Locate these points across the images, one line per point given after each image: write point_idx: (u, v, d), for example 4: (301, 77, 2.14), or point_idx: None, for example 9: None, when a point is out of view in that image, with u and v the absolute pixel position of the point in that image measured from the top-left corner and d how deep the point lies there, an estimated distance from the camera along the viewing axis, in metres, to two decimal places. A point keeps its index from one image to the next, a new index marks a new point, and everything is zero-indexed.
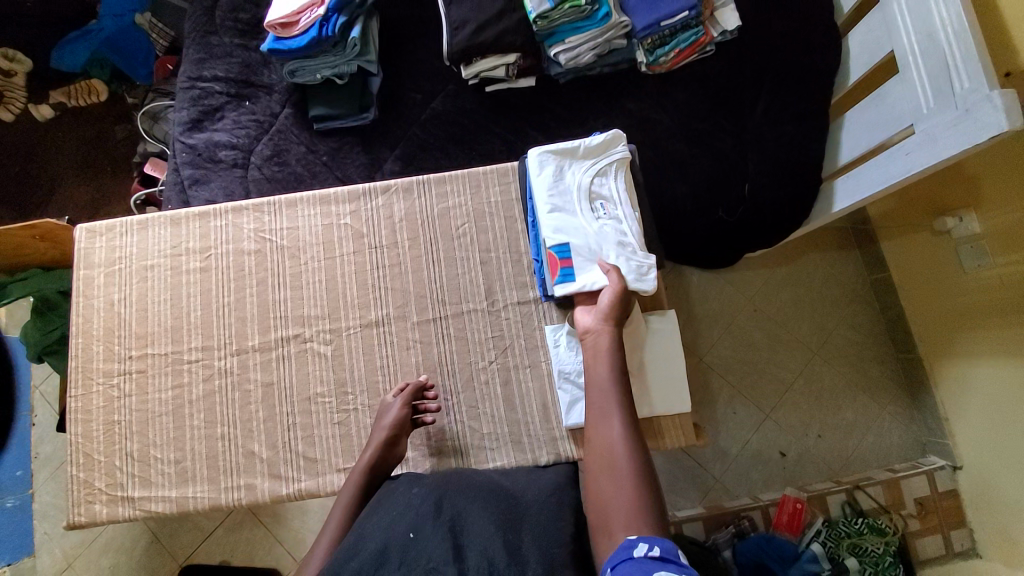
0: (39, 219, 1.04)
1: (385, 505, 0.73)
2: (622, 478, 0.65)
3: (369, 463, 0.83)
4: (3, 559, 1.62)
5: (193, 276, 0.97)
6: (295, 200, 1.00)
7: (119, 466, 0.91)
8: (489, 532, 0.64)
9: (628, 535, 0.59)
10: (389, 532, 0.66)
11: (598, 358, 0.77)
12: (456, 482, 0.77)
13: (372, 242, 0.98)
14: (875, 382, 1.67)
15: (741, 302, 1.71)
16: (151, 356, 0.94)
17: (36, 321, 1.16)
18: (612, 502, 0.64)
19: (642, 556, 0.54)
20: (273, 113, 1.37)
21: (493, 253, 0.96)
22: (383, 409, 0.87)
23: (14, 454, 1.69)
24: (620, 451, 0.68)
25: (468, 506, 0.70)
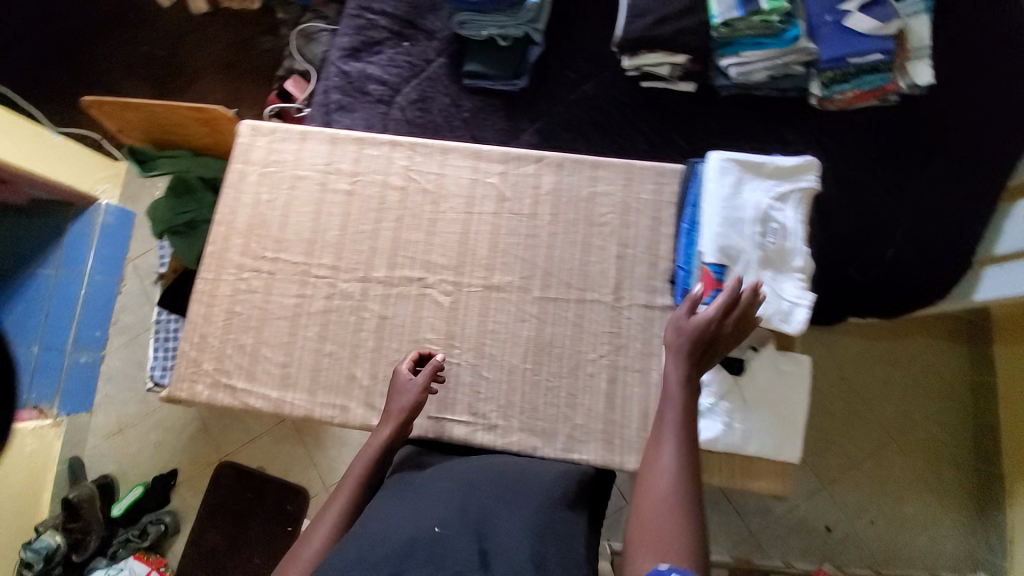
0: (211, 105, 1.06)
1: (407, 492, 0.73)
2: (669, 511, 0.61)
3: (383, 441, 0.81)
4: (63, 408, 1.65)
5: (338, 195, 0.99)
6: (448, 148, 1.00)
7: (230, 355, 0.94)
8: (518, 539, 0.64)
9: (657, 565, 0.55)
10: (413, 525, 0.65)
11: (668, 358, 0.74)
12: (482, 479, 0.76)
13: (513, 207, 0.96)
14: (946, 485, 1.55)
15: (831, 365, 1.63)
16: (282, 261, 0.97)
17: (172, 199, 1.22)
18: (654, 530, 0.60)
19: None
20: (427, 58, 1.38)
21: (630, 250, 0.93)
22: (399, 384, 0.85)
23: (97, 315, 1.74)
24: (671, 484, 0.64)
25: (495, 508, 0.69)
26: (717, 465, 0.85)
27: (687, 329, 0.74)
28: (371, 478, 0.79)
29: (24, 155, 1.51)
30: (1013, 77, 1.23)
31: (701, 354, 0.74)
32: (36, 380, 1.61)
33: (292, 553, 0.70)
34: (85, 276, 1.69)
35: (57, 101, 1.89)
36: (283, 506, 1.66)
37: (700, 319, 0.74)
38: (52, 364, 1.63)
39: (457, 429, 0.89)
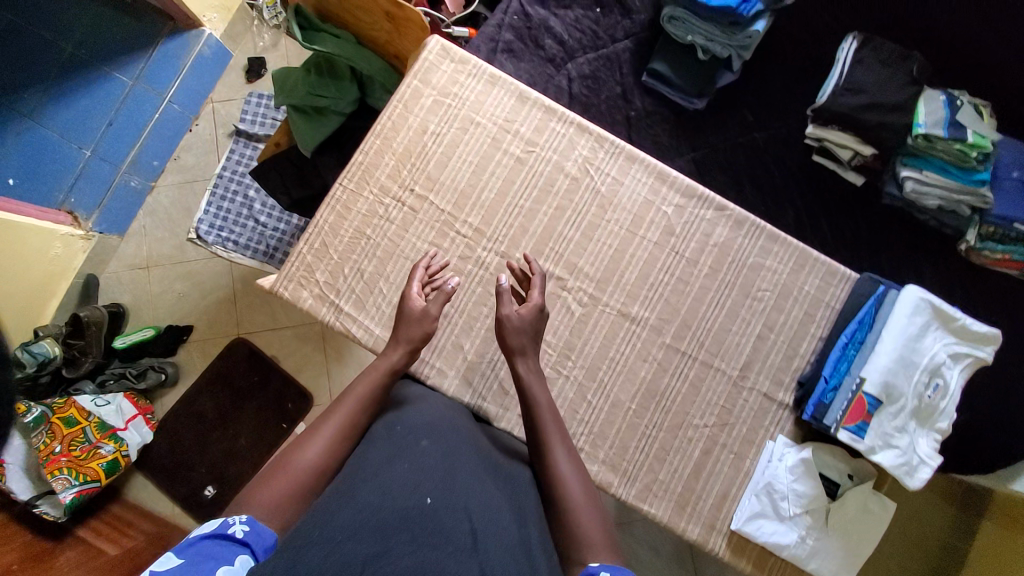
0: (409, 7, 0.91)
1: (388, 443, 0.68)
2: (584, 507, 0.67)
3: (392, 364, 0.78)
4: (98, 224, 1.56)
5: (508, 159, 0.92)
6: (636, 156, 0.92)
7: (346, 275, 0.89)
8: (506, 527, 0.61)
9: (589, 561, 0.61)
10: (399, 487, 0.59)
11: (539, 385, 0.77)
12: (472, 448, 0.73)
13: (677, 245, 0.91)
14: None
15: None
16: (429, 203, 0.91)
17: (314, 77, 1.09)
18: (580, 533, 0.65)
19: None
20: (613, 36, 1.26)
21: (773, 335, 0.91)
22: (412, 311, 0.81)
23: (158, 143, 1.61)
24: (582, 488, 0.69)
25: (482, 486, 0.65)
26: (772, 568, 0.87)
27: (518, 329, 0.79)
28: (376, 399, 0.76)
29: None
30: None
31: (534, 349, 0.80)
32: (78, 186, 1.51)
33: (284, 459, 0.67)
34: (163, 100, 1.57)
35: None
36: (279, 404, 1.60)
37: (526, 317, 0.80)
38: (102, 177, 1.54)
39: None
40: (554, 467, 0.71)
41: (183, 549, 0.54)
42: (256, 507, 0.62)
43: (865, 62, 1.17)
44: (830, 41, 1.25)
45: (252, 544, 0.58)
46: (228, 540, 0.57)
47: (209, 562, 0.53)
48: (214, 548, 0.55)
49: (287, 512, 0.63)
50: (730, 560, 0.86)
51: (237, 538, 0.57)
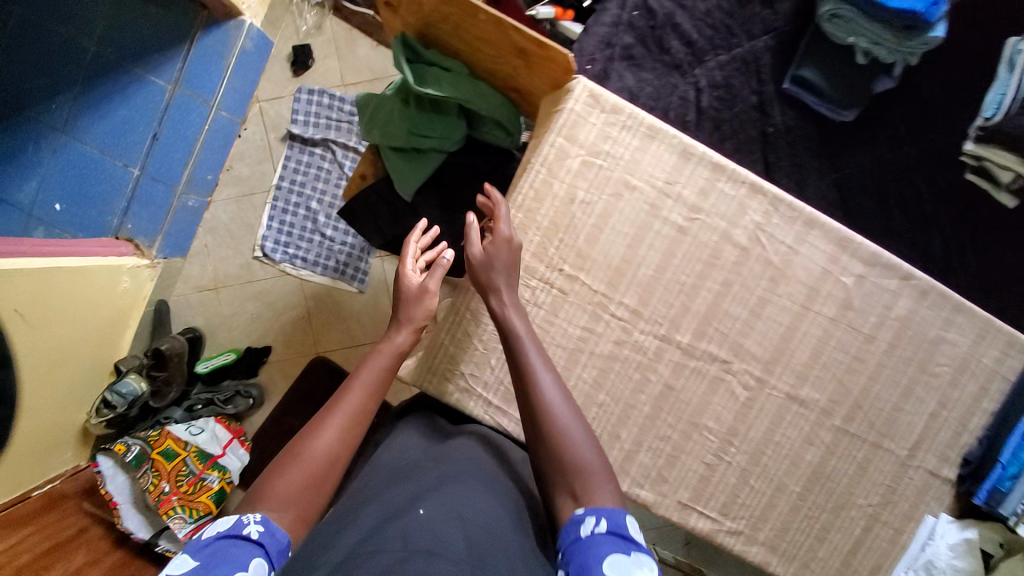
0: (555, 45, 0.76)
1: (396, 476, 0.73)
2: (579, 439, 0.71)
3: (399, 346, 0.79)
4: (161, 249, 1.45)
5: (668, 228, 0.81)
6: (816, 221, 0.82)
7: (494, 366, 0.83)
8: (502, 527, 0.65)
9: (576, 510, 0.67)
10: (390, 513, 0.62)
11: (516, 323, 0.75)
12: (461, 458, 0.76)
13: (853, 320, 0.83)
14: None
15: None
16: (580, 282, 0.82)
17: (422, 116, 0.96)
18: (570, 470, 0.69)
19: (597, 534, 0.63)
20: (749, 31, 1.08)
21: (946, 412, 0.86)
22: (410, 288, 0.81)
23: (211, 154, 1.46)
24: (572, 423, 0.71)
25: (473, 489, 0.68)
26: None
27: (488, 258, 0.76)
28: (381, 386, 0.76)
29: None
30: None
31: (508, 280, 0.77)
32: (134, 210, 1.38)
33: (295, 448, 0.69)
34: (212, 108, 1.40)
35: None
36: None
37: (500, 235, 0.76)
38: (159, 200, 1.40)
39: (703, 522, 0.84)
40: (539, 395, 0.72)
41: (199, 549, 0.58)
42: (269, 504, 0.65)
43: None
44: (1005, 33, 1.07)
45: (266, 545, 0.61)
46: (243, 541, 0.60)
47: (223, 563, 0.57)
48: (230, 548, 0.59)
49: (296, 502, 0.66)
50: None
51: (251, 538, 0.60)
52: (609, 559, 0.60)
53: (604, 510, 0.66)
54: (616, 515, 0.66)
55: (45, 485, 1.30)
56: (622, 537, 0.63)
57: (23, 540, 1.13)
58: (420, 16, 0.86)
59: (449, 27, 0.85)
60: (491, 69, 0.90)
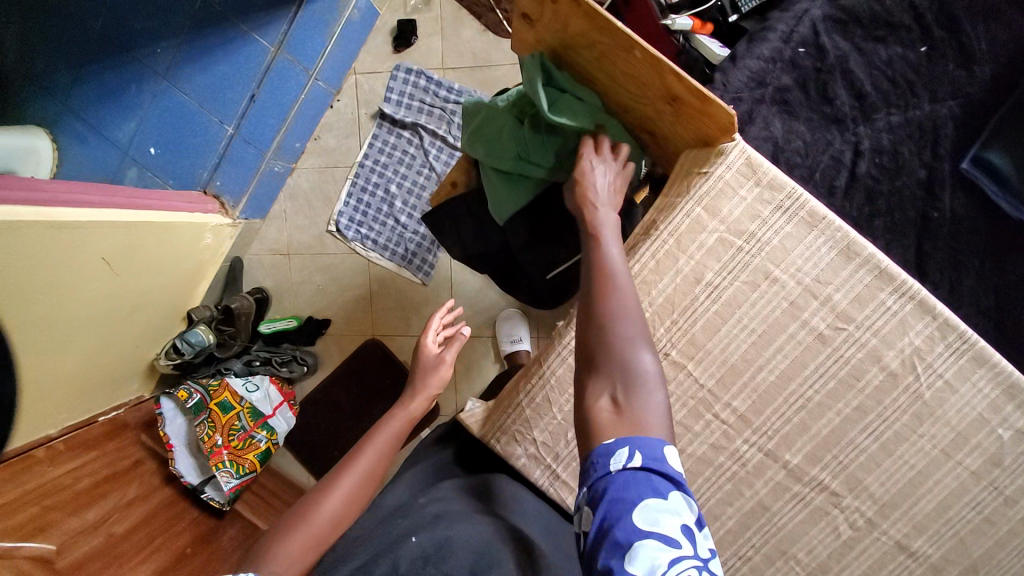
0: (717, 103, 0.63)
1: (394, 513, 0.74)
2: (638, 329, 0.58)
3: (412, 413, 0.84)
4: (244, 211, 1.46)
5: (803, 335, 0.70)
6: (988, 358, 0.68)
7: (570, 440, 0.76)
8: (502, 565, 0.62)
9: (603, 439, 0.53)
10: (385, 543, 0.63)
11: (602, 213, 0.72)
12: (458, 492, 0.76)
13: (1002, 480, 0.70)
14: None
15: None
16: (685, 372, 0.73)
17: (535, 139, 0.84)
18: (621, 368, 0.55)
19: (626, 459, 0.51)
20: (934, 92, 0.90)
21: None
22: (428, 360, 0.91)
23: (304, 123, 1.44)
24: (632, 338, 0.57)
25: (461, 515, 0.68)
26: None
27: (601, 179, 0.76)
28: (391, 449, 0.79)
29: None
30: None
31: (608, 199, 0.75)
32: (224, 168, 1.35)
33: (304, 512, 0.69)
34: (310, 77, 1.37)
35: None
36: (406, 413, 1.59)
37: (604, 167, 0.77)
38: (249, 162, 1.39)
39: None
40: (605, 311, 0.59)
41: None
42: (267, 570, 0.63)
43: None
44: None
45: None
46: None
47: None
48: None
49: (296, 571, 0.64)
50: None
51: None
52: (642, 504, 0.48)
53: (640, 440, 0.52)
54: (652, 443, 0.52)
55: (110, 411, 1.34)
56: (657, 474, 0.50)
57: (90, 461, 1.18)
58: (562, 37, 0.75)
59: (592, 54, 0.74)
60: (626, 104, 0.79)
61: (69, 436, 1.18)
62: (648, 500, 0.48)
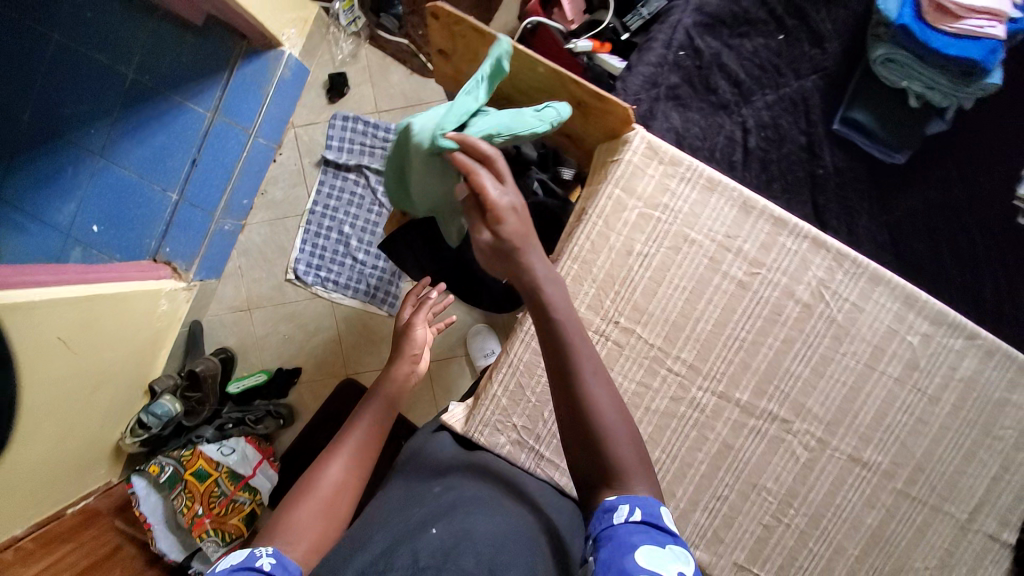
0: (613, 98, 0.74)
1: (410, 502, 0.72)
2: (619, 434, 0.62)
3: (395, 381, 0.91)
4: (200, 274, 1.44)
5: (728, 284, 0.79)
6: (881, 277, 0.79)
7: (546, 419, 0.82)
8: (517, 549, 0.62)
9: (606, 497, 0.60)
10: (407, 531, 0.63)
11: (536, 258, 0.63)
12: (481, 493, 0.73)
13: (919, 381, 0.81)
14: None
15: None
16: (636, 336, 0.80)
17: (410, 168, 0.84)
18: (612, 469, 0.61)
19: (625, 522, 0.57)
20: (797, 71, 1.06)
21: (1008, 475, 0.84)
22: (401, 323, 0.99)
23: (248, 180, 1.46)
24: (619, 417, 0.63)
25: (482, 525, 0.65)
26: None
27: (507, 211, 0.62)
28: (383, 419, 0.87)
29: None
30: None
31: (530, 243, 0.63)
32: (172, 234, 1.37)
33: (308, 482, 0.75)
34: (250, 135, 1.39)
35: None
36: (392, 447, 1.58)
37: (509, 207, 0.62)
38: (197, 225, 1.39)
39: None
40: (587, 396, 0.63)
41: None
42: (282, 538, 0.68)
43: None
44: None
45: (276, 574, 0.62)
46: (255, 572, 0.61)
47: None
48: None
49: (310, 532, 0.70)
50: None
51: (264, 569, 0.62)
52: (644, 548, 0.54)
53: (637, 498, 0.59)
54: (647, 503, 0.59)
55: (81, 502, 1.26)
56: (655, 526, 0.57)
57: (67, 554, 1.11)
58: (476, 64, 0.86)
59: (505, 78, 0.85)
60: (542, 116, 0.90)
61: (39, 532, 1.11)
62: (644, 546, 0.55)
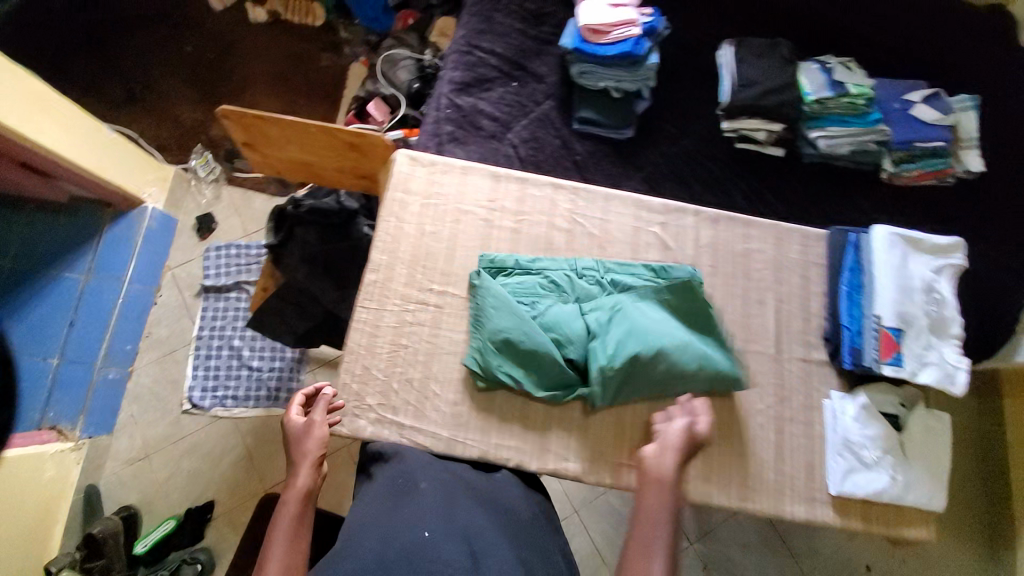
0: (369, 132, 1.00)
1: (392, 506, 0.72)
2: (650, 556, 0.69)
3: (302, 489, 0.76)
4: (88, 428, 1.45)
5: (504, 233, 1.00)
6: (612, 194, 1.04)
7: (397, 389, 0.89)
8: (499, 542, 0.69)
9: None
10: (400, 526, 0.68)
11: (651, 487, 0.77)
12: (466, 486, 0.79)
13: (676, 256, 1.01)
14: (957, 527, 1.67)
15: None
16: (451, 295, 0.95)
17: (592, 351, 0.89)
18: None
19: None
20: (535, 100, 1.43)
21: (785, 304, 1.00)
22: (294, 430, 0.83)
23: (129, 325, 1.56)
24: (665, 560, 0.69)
25: (479, 511, 0.73)
26: (877, 515, 0.91)
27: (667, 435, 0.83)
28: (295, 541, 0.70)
29: (68, 143, 1.36)
30: None
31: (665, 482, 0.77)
32: (56, 396, 1.41)
33: None
34: (124, 283, 1.54)
35: (104, 103, 1.83)
36: None
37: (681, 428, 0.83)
38: (78, 380, 1.44)
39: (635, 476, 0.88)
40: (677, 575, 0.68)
41: None
42: None
43: (745, 59, 1.40)
44: (706, 53, 1.48)
45: None
46: None
47: None
48: None
49: None
50: (841, 524, 0.90)
51: None
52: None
53: None
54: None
55: None
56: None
57: None
58: (267, 146, 1.09)
59: (297, 146, 1.08)
60: (339, 168, 1.12)
61: None
62: None
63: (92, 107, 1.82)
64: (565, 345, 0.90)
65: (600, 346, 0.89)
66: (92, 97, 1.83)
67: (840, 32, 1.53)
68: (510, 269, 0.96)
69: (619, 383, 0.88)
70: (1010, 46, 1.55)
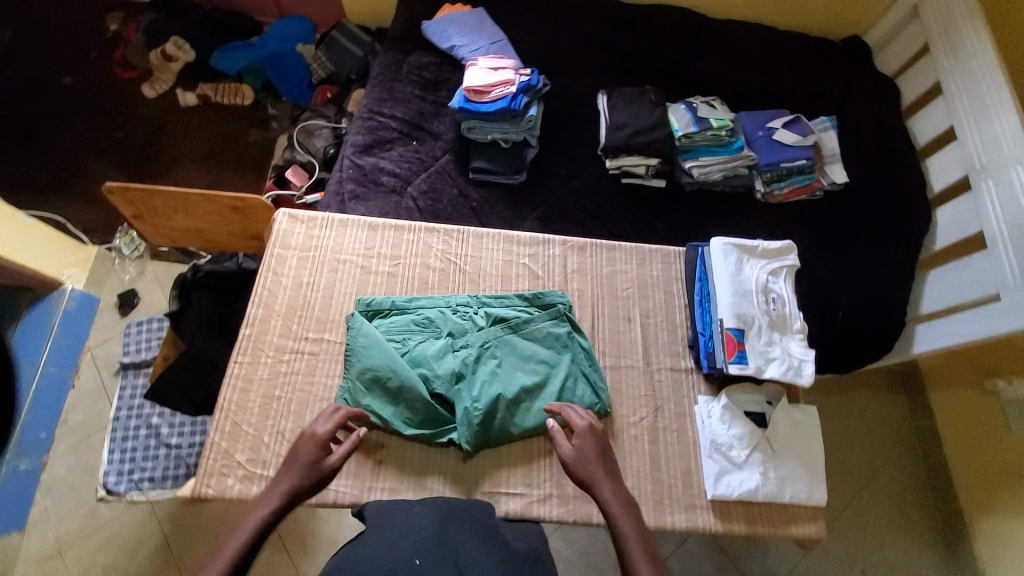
0: (249, 194, 1.11)
1: (385, 531, 0.68)
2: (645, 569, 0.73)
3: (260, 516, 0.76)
4: None
5: (381, 278, 1.05)
6: (482, 233, 1.10)
7: (268, 442, 0.90)
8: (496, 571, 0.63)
9: None
10: (394, 549, 0.63)
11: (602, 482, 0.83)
12: (459, 509, 0.75)
13: (546, 283, 1.08)
14: (915, 529, 1.62)
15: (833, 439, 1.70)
16: (326, 342, 0.98)
17: (467, 391, 0.92)
18: None
19: None
20: (434, 155, 1.54)
21: (652, 319, 1.06)
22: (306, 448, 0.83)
23: (39, 412, 1.52)
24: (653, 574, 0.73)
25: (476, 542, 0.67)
26: (761, 517, 0.92)
27: (580, 454, 0.85)
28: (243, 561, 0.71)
29: None
30: (908, 177, 1.56)
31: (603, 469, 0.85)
32: None
33: None
34: (38, 367, 1.52)
35: (30, 193, 1.89)
36: None
37: (585, 440, 0.86)
38: None
39: (514, 503, 0.89)
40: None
41: None
42: None
43: (616, 106, 1.55)
44: (585, 104, 1.64)
45: None
46: None
47: None
48: None
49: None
50: (723, 528, 0.91)
51: None
52: None
53: None
54: None
55: None
56: None
57: None
58: (155, 215, 1.18)
59: (184, 215, 1.17)
60: (230, 231, 1.22)
61: None
62: None
63: (18, 198, 1.88)
64: (432, 381, 0.92)
65: (466, 388, 0.92)
66: (20, 187, 1.90)
67: (703, 76, 1.72)
68: (387, 311, 1.00)
69: (493, 425, 0.90)
70: (854, 72, 1.74)
